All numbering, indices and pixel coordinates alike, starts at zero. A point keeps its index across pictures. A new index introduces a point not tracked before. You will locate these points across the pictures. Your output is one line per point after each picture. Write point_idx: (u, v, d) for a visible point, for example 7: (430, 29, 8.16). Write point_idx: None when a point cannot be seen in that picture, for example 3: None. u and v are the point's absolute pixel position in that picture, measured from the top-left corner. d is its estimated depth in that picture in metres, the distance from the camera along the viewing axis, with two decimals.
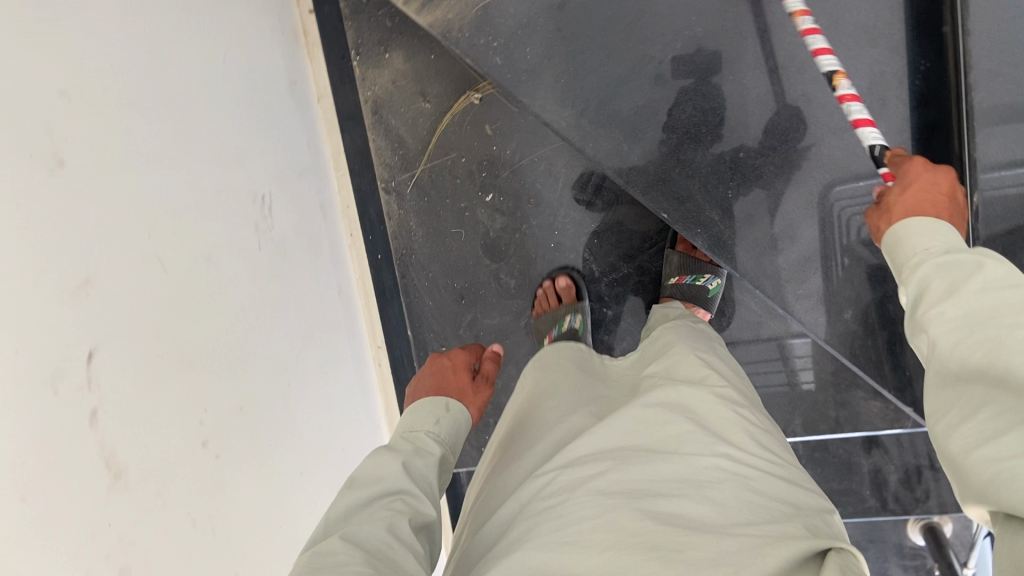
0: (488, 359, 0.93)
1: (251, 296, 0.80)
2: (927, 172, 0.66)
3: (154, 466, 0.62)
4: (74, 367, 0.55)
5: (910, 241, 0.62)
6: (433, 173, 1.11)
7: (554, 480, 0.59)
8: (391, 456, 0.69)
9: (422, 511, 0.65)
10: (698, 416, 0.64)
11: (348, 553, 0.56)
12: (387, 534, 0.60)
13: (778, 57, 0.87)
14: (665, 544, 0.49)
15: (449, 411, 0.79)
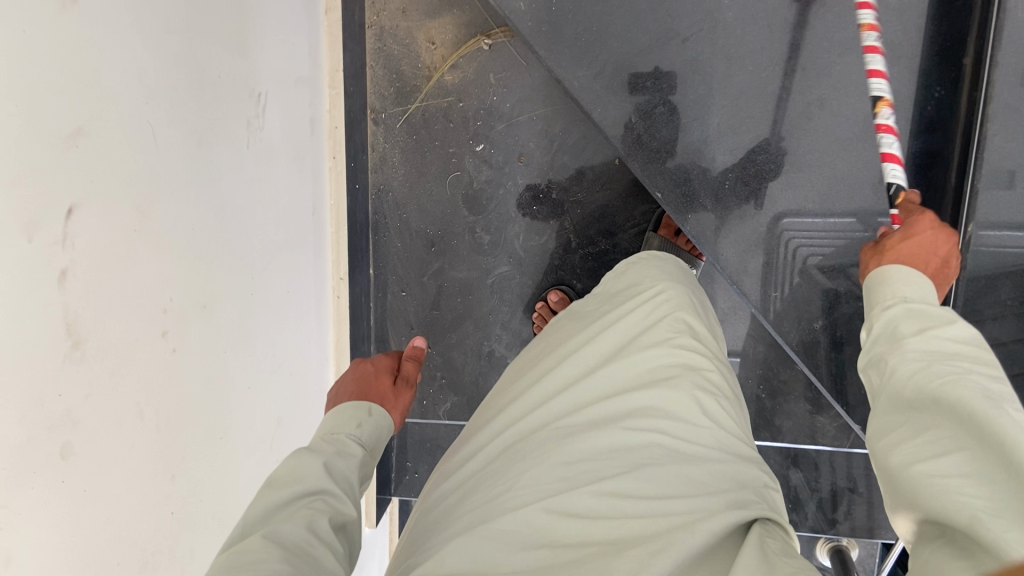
0: (407, 360, 0.81)
1: (233, 193, 0.75)
2: (928, 229, 0.62)
3: (112, 345, 0.57)
4: (51, 218, 0.50)
5: (892, 284, 0.59)
6: (426, 112, 1.07)
7: (516, 454, 0.53)
8: (311, 455, 0.58)
9: (343, 512, 0.54)
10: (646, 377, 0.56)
11: (266, 549, 0.47)
12: (307, 534, 0.50)
13: (800, 57, 0.82)
14: (588, 548, 0.44)
15: (372, 416, 0.68)
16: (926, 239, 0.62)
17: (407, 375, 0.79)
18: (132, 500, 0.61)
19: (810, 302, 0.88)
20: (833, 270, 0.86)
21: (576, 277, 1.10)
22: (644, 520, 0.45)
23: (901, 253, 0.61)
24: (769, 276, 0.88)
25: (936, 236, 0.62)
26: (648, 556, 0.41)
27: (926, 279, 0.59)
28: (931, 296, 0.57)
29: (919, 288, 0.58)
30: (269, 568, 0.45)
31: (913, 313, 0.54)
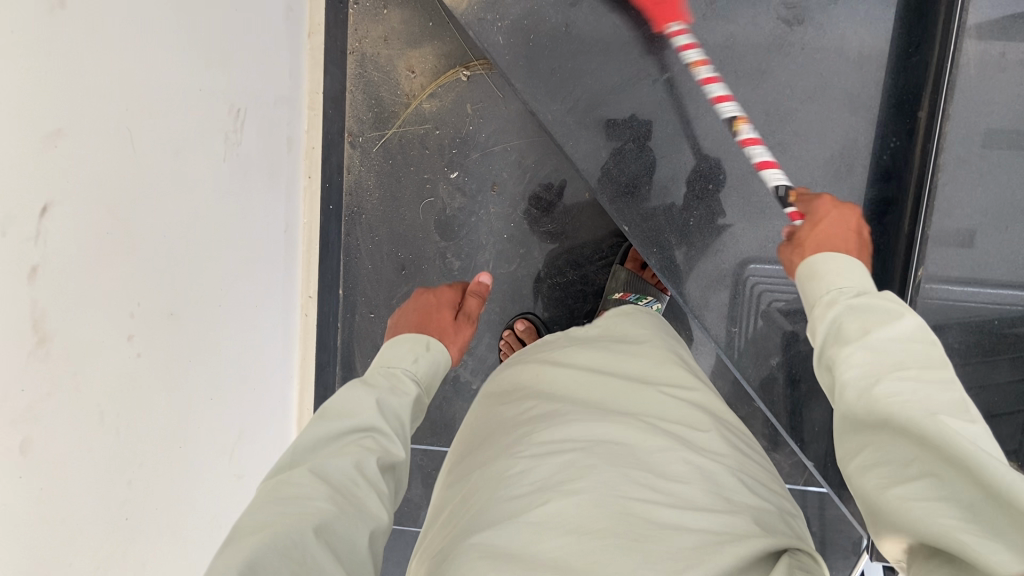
0: (472, 296, 0.95)
1: (208, 203, 0.77)
2: (834, 210, 0.77)
3: (76, 345, 0.58)
4: (26, 214, 0.51)
5: (825, 278, 0.66)
6: (402, 138, 1.10)
7: (537, 446, 0.62)
8: (366, 391, 0.69)
9: (392, 452, 0.64)
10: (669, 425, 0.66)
11: (314, 486, 0.57)
12: (353, 471, 0.60)
13: (765, 101, 0.91)
14: (598, 529, 0.52)
15: (429, 352, 0.79)
16: (840, 220, 0.75)
17: (470, 310, 0.93)
18: (85, 502, 0.61)
19: (769, 341, 0.94)
20: (794, 312, 0.93)
21: (542, 306, 1.12)
22: (679, 538, 0.52)
23: (817, 235, 0.74)
24: (733, 313, 0.94)
25: (848, 217, 0.76)
26: (680, 572, 0.49)
27: (852, 261, 0.67)
28: (861, 284, 0.65)
29: (858, 280, 0.65)
30: (316, 505, 0.55)
31: (852, 307, 0.61)
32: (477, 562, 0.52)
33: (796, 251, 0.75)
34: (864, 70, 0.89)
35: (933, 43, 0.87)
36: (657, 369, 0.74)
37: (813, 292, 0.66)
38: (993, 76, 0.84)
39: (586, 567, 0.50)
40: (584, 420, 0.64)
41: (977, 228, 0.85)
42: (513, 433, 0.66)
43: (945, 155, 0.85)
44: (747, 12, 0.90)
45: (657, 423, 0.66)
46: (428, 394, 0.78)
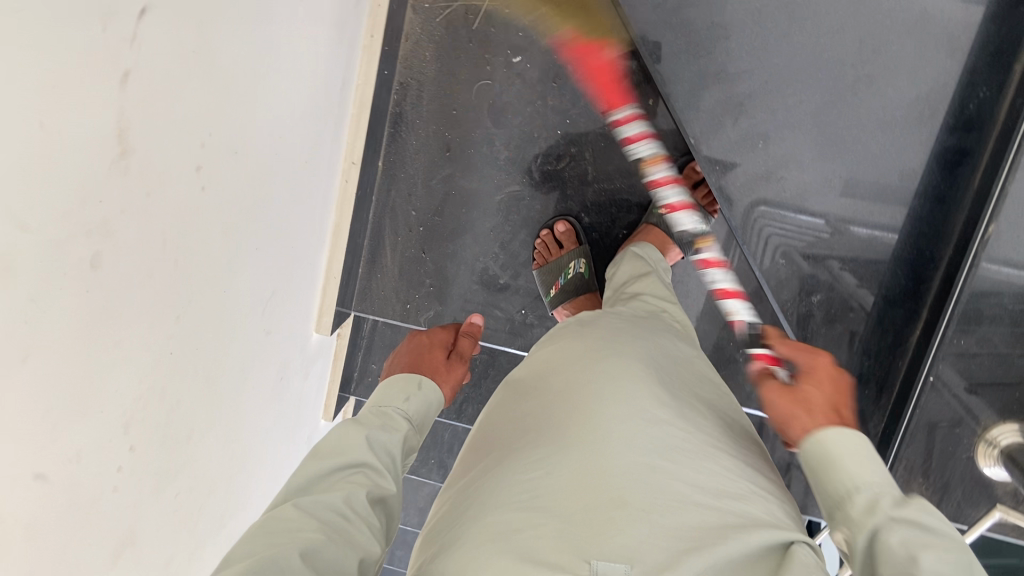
0: (465, 337, 0.89)
1: (282, 41, 0.73)
2: (829, 377, 0.67)
3: (153, 164, 0.55)
4: (127, 12, 0.48)
5: (840, 464, 0.59)
6: (468, 13, 1.05)
7: (519, 452, 0.60)
8: (356, 427, 0.64)
9: (382, 487, 0.61)
10: (669, 394, 0.65)
11: (303, 521, 0.54)
12: (341, 505, 0.57)
13: (863, 28, 0.88)
14: (597, 510, 0.51)
15: (420, 391, 0.74)
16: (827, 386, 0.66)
17: (462, 351, 0.87)
18: (136, 329, 0.58)
19: (785, 287, 0.93)
20: (816, 258, 0.92)
21: (584, 210, 1.11)
22: (686, 516, 0.52)
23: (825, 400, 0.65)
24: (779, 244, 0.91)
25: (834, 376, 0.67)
26: (687, 552, 0.49)
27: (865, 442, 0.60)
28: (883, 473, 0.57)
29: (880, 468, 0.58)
30: (301, 537, 0.53)
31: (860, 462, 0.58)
32: (468, 555, 0.50)
33: (797, 410, 0.65)
34: (971, 12, 0.87)
35: None
36: (656, 354, 0.71)
37: (836, 481, 0.58)
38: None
39: (595, 548, 0.48)
40: (598, 398, 0.62)
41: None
42: (501, 445, 0.63)
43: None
44: None
45: (673, 402, 0.64)
46: (421, 432, 0.73)
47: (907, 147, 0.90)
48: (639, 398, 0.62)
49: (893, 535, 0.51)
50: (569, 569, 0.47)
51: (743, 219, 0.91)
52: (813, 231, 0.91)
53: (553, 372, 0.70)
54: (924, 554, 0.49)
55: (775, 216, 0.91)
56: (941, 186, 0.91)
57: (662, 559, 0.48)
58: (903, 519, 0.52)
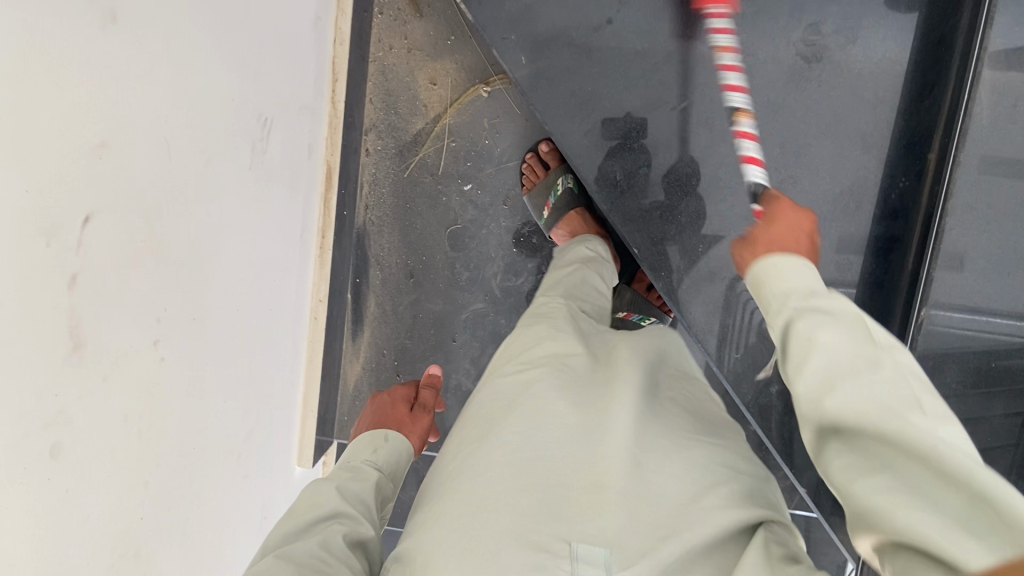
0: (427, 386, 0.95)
1: (233, 208, 0.78)
2: (789, 212, 0.65)
3: (109, 350, 0.59)
4: (70, 224, 0.52)
5: (772, 281, 0.58)
6: (422, 163, 1.11)
7: (499, 442, 0.58)
8: (326, 482, 0.68)
9: (361, 531, 0.63)
10: (664, 437, 0.58)
11: (281, 563, 0.55)
12: (320, 549, 0.58)
13: (779, 135, 0.93)
14: (577, 495, 0.52)
15: (388, 442, 0.78)
16: (795, 224, 0.64)
17: (424, 403, 0.90)
18: (103, 503, 0.62)
19: (743, 381, 0.98)
20: None
21: None
22: (661, 500, 0.53)
23: (770, 236, 0.62)
24: (737, 336, 0.97)
25: (802, 224, 0.64)
26: (660, 537, 0.50)
27: (803, 260, 0.59)
28: (809, 285, 0.56)
29: (808, 283, 0.56)
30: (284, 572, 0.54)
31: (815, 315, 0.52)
32: (454, 524, 0.52)
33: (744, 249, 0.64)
34: (878, 110, 0.92)
35: (945, 88, 0.91)
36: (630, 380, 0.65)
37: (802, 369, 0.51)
38: (1015, 98, 0.88)
39: (576, 531, 0.49)
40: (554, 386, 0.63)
41: (968, 256, 0.90)
42: (492, 427, 0.60)
43: (957, 190, 0.89)
44: (766, 47, 0.92)
45: (675, 445, 0.58)
46: (395, 483, 0.76)
47: (840, 238, 0.94)
48: (642, 416, 0.59)
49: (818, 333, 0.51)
50: (551, 550, 0.48)
51: (722, 300, 0.97)
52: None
53: (536, 378, 0.64)
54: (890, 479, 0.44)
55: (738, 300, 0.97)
56: (877, 272, 0.95)
57: (641, 546, 0.49)
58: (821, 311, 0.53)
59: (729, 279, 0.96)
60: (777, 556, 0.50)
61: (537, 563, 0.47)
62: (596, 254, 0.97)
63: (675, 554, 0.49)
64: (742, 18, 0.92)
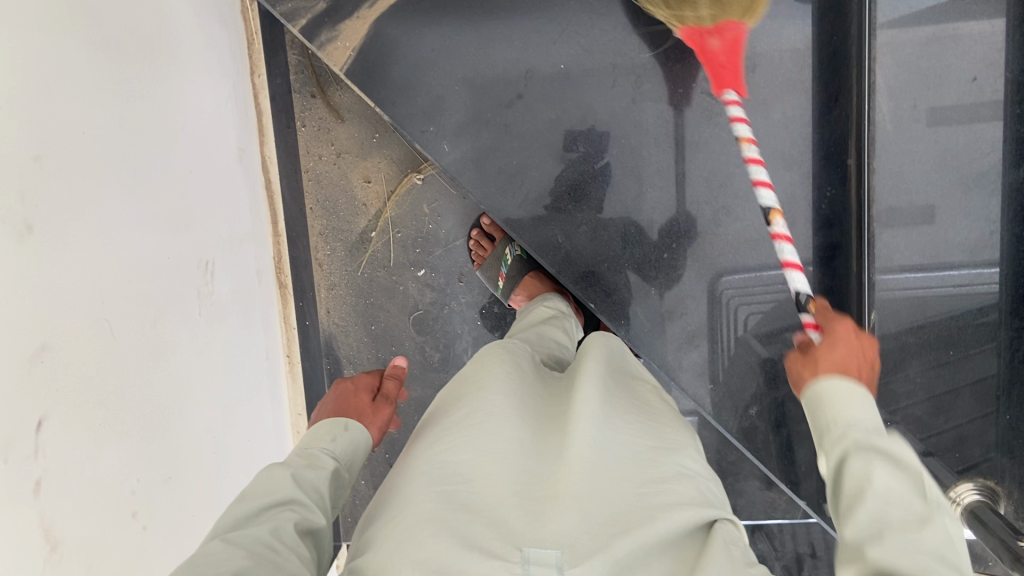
0: (389, 378, 0.75)
1: (190, 358, 0.79)
2: (856, 337, 0.64)
3: (87, 538, 0.61)
4: (24, 436, 0.54)
5: (835, 404, 0.57)
6: (372, 258, 1.13)
7: (453, 451, 0.56)
8: (279, 468, 0.58)
9: (312, 519, 0.56)
10: (613, 443, 0.57)
11: (230, 552, 0.50)
12: (270, 537, 0.52)
13: (703, 170, 0.96)
14: (527, 506, 0.50)
15: (347, 432, 0.65)
16: (852, 349, 0.63)
17: (389, 394, 0.73)
18: None
19: (723, 409, 1.00)
20: (768, 337, 0.98)
21: None
22: (611, 499, 0.52)
23: (834, 358, 0.62)
24: (731, 362, 0.99)
25: (866, 348, 0.64)
26: (613, 538, 0.48)
27: (863, 390, 0.58)
28: (873, 418, 0.56)
29: (864, 412, 0.57)
30: (229, 564, 0.49)
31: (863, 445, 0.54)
32: (407, 532, 0.49)
33: (805, 367, 0.64)
34: (791, 129, 0.94)
35: (850, 93, 0.91)
36: (573, 390, 0.64)
37: (823, 423, 0.58)
38: (911, 62, 0.89)
39: (528, 537, 0.47)
40: (511, 394, 0.62)
41: (905, 219, 0.91)
42: (437, 439, 0.58)
43: (878, 162, 0.90)
44: (672, 91, 0.95)
45: (627, 452, 0.57)
46: (353, 476, 0.65)
47: (784, 253, 0.96)
48: (597, 421, 0.58)
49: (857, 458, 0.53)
50: (502, 558, 0.46)
51: (708, 320, 0.98)
52: (777, 284, 0.96)
53: (483, 390, 0.63)
54: (883, 481, 0.51)
55: (723, 307, 0.98)
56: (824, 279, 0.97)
57: (590, 544, 0.48)
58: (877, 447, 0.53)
59: (691, 314, 0.99)
60: (726, 553, 0.50)
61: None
62: (558, 312, 0.96)
63: (628, 548, 0.47)
64: (643, 68, 0.95)
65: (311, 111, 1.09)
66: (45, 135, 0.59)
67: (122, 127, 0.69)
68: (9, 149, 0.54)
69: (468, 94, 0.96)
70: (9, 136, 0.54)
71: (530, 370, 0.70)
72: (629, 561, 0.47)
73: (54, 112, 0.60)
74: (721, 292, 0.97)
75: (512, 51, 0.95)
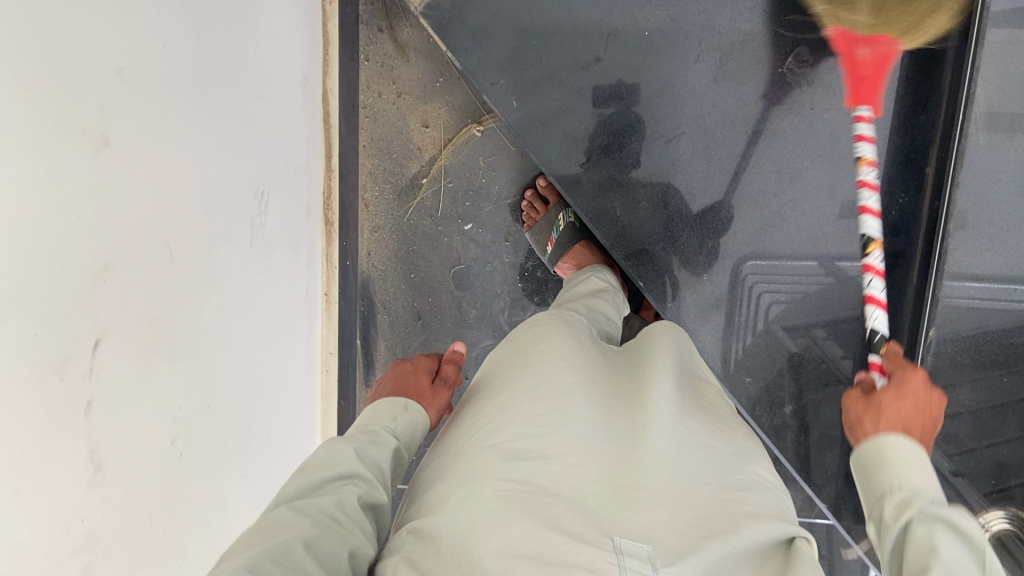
0: (448, 363, 0.76)
1: (238, 289, 0.78)
2: (907, 392, 0.66)
3: (129, 463, 0.60)
4: (80, 355, 0.53)
5: (892, 464, 0.59)
6: (419, 205, 1.11)
7: (521, 431, 0.54)
8: (342, 442, 0.60)
9: (375, 494, 0.57)
10: (681, 445, 0.55)
11: (297, 521, 0.52)
12: (332, 508, 0.53)
13: (776, 160, 0.92)
14: (606, 499, 0.49)
15: (407, 412, 0.66)
16: (919, 402, 0.65)
17: (447, 377, 0.74)
18: None
19: (757, 403, 0.98)
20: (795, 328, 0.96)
21: None
22: (693, 502, 0.50)
23: (898, 412, 0.64)
24: (755, 353, 0.97)
25: (931, 402, 0.66)
26: (703, 538, 0.47)
27: (920, 446, 0.60)
28: (933, 485, 0.56)
29: (923, 476, 0.57)
30: (297, 532, 0.50)
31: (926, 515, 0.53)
32: (488, 508, 0.48)
33: (867, 414, 0.66)
34: (874, 128, 0.90)
35: (940, 100, 0.88)
36: (638, 386, 0.62)
37: (878, 487, 0.59)
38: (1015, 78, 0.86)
39: (617, 528, 0.46)
40: (579, 378, 0.61)
41: (981, 235, 0.89)
42: (501, 420, 0.56)
43: (963, 176, 0.87)
44: (757, 74, 0.91)
45: (693, 447, 0.56)
46: (410, 455, 0.66)
47: (848, 252, 0.93)
48: (669, 416, 0.57)
49: (920, 527, 0.52)
50: (592, 542, 0.44)
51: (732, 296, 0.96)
52: (811, 277, 0.94)
53: (538, 371, 0.61)
54: (946, 545, 0.49)
55: (743, 300, 0.96)
56: (881, 288, 0.92)
57: (680, 542, 0.46)
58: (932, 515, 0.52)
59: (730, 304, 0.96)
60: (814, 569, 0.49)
61: (582, 561, 0.42)
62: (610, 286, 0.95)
63: (717, 553, 0.46)
64: (730, 47, 0.91)
65: (376, 46, 1.06)
66: (128, 45, 0.56)
67: (199, 43, 0.67)
68: (90, 58, 0.52)
69: (545, 51, 0.92)
70: (91, 43, 0.52)
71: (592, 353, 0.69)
72: (719, 565, 0.46)
73: (137, 22, 0.57)
74: (744, 276, 0.95)
75: (596, 12, 0.91)
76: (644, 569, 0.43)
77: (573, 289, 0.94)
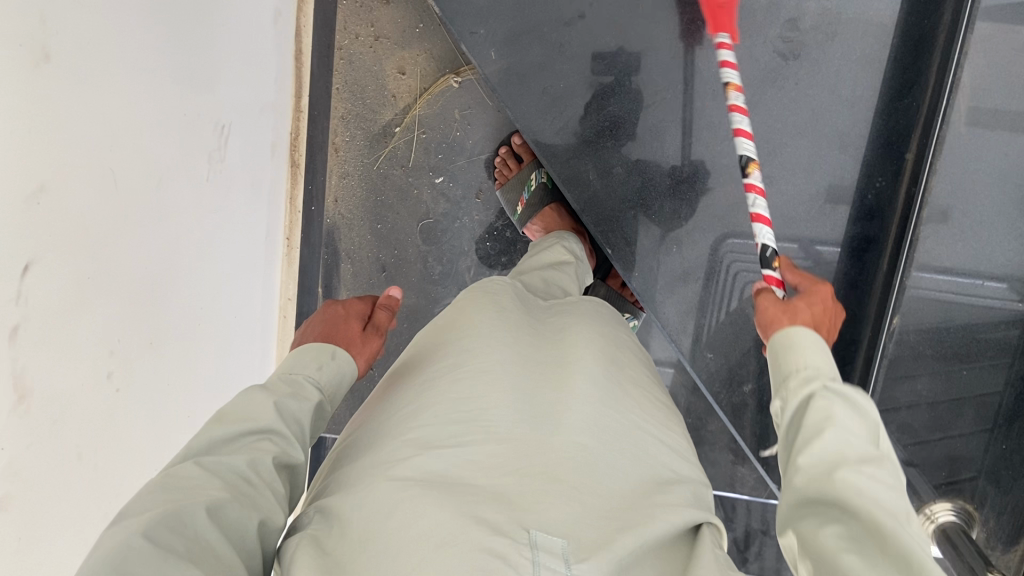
0: (382, 309, 0.70)
1: (189, 223, 0.75)
2: (820, 294, 0.64)
3: (57, 394, 0.57)
4: (7, 276, 0.50)
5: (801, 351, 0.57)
6: (390, 154, 1.08)
7: (446, 418, 0.53)
8: (263, 392, 0.55)
9: (292, 455, 0.53)
10: (605, 429, 0.55)
11: (205, 480, 0.48)
12: (245, 469, 0.50)
13: (756, 133, 0.90)
14: (526, 486, 0.48)
15: (334, 360, 0.61)
16: (821, 311, 0.63)
17: (380, 325, 0.69)
18: (64, 540, 0.60)
19: (716, 378, 0.95)
20: None
21: None
22: (615, 494, 0.50)
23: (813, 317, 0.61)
24: (721, 332, 0.94)
25: (828, 308, 0.64)
26: (616, 533, 0.47)
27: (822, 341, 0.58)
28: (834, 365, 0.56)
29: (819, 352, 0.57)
30: (203, 493, 0.47)
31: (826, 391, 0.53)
32: (397, 497, 0.47)
33: (784, 313, 0.61)
34: (856, 109, 0.88)
35: (926, 85, 0.87)
36: (569, 356, 0.61)
37: (785, 364, 0.57)
38: (1002, 64, 0.84)
39: (533, 520, 0.45)
40: (513, 351, 0.60)
41: (954, 222, 0.87)
42: (428, 402, 0.55)
43: (941, 163, 0.86)
44: (743, 42, 0.88)
45: (628, 435, 0.56)
46: (334, 407, 0.62)
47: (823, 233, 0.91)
48: (600, 398, 0.57)
49: (818, 403, 0.52)
50: (506, 534, 0.44)
51: (710, 265, 0.93)
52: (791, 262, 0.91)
53: (480, 348, 0.60)
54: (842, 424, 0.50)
55: (719, 276, 0.93)
56: (852, 272, 0.91)
57: (596, 536, 0.46)
58: (836, 392, 0.53)
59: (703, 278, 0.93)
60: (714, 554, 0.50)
61: (494, 549, 0.42)
62: (574, 256, 0.93)
63: (630, 548, 0.46)
64: None
65: None
66: None
67: None
68: None
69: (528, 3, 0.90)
70: None
71: (519, 321, 0.65)
72: (630, 562, 0.46)
73: None
74: (725, 254, 0.92)
75: None
76: (558, 566, 0.43)
77: (530, 258, 0.91)
